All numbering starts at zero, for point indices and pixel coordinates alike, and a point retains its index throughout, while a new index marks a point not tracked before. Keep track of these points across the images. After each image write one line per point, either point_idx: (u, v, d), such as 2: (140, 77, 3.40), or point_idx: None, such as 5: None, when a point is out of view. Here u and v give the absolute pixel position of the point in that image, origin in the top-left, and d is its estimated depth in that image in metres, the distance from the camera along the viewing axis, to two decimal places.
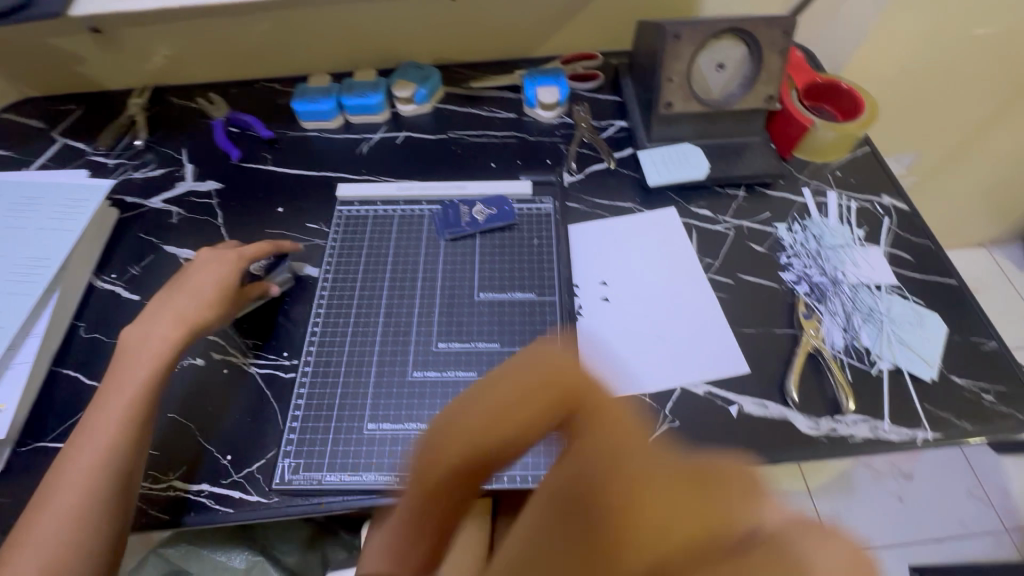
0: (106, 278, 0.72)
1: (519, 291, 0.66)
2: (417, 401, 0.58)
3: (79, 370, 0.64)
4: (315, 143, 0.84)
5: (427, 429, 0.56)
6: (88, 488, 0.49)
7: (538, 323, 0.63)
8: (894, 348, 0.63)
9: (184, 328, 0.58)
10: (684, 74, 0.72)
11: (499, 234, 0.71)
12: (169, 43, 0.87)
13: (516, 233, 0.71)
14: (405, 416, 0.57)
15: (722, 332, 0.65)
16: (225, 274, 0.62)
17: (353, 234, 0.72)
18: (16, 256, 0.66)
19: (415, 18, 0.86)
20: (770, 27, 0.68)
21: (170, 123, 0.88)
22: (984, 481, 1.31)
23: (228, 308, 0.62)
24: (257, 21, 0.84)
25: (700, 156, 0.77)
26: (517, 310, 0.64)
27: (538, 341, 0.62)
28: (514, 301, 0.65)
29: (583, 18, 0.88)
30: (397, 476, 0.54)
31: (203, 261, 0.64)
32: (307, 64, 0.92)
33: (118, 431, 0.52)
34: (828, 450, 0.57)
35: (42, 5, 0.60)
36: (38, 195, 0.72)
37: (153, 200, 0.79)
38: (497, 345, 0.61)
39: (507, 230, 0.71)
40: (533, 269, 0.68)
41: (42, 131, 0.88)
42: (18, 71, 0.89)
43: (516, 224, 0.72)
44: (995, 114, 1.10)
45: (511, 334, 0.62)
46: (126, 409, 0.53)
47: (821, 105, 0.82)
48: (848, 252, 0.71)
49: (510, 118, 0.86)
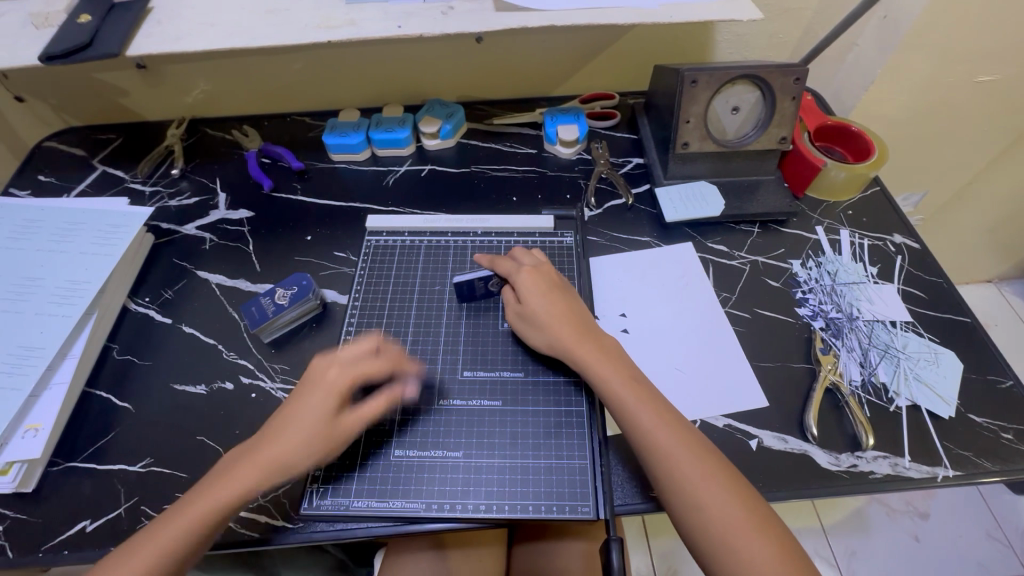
0: (139, 301, 0.74)
1: None
2: (444, 428, 0.59)
3: (111, 392, 0.66)
4: (343, 175, 0.88)
5: (454, 457, 0.57)
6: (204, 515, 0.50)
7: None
8: (911, 385, 0.64)
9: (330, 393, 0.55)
10: (700, 116, 0.75)
11: None
12: (208, 79, 0.91)
13: None
14: (431, 443, 0.58)
15: (740, 366, 0.66)
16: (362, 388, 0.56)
17: (380, 263, 0.74)
18: (58, 280, 0.68)
19: (442, 59, 0.90)
20: (784, 74, 0.71)
21: (205, 153, 0.92)
22: (1003, 523, 1.29)
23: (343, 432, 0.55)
24: (292, 59, 0.89)
25: (716, 194, 0.80)
26: None
27: (562, 371, 0.63)
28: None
29: (602, 60, 0.93)
30: (424, 503, 0.55)
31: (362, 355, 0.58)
32: (337, 99, 0.96)
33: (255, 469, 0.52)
34: (848, 486, 0.58)
35: (101, 47, 0.64)
36: (80, 221, 0.74)
37: (187, 227, 0.82)
38: (520, 374, 0.63)
39: None
40: None
41: (82, 158, 0.92)
42: (64, 103, 0.94)
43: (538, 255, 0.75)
44: (1001, 156, 1.13)
45: (535, 364, 0.64)
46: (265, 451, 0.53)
47: (832, 146, 0.85)
48: (862, 289, 0.72)
49: (531, 154, 0.90)
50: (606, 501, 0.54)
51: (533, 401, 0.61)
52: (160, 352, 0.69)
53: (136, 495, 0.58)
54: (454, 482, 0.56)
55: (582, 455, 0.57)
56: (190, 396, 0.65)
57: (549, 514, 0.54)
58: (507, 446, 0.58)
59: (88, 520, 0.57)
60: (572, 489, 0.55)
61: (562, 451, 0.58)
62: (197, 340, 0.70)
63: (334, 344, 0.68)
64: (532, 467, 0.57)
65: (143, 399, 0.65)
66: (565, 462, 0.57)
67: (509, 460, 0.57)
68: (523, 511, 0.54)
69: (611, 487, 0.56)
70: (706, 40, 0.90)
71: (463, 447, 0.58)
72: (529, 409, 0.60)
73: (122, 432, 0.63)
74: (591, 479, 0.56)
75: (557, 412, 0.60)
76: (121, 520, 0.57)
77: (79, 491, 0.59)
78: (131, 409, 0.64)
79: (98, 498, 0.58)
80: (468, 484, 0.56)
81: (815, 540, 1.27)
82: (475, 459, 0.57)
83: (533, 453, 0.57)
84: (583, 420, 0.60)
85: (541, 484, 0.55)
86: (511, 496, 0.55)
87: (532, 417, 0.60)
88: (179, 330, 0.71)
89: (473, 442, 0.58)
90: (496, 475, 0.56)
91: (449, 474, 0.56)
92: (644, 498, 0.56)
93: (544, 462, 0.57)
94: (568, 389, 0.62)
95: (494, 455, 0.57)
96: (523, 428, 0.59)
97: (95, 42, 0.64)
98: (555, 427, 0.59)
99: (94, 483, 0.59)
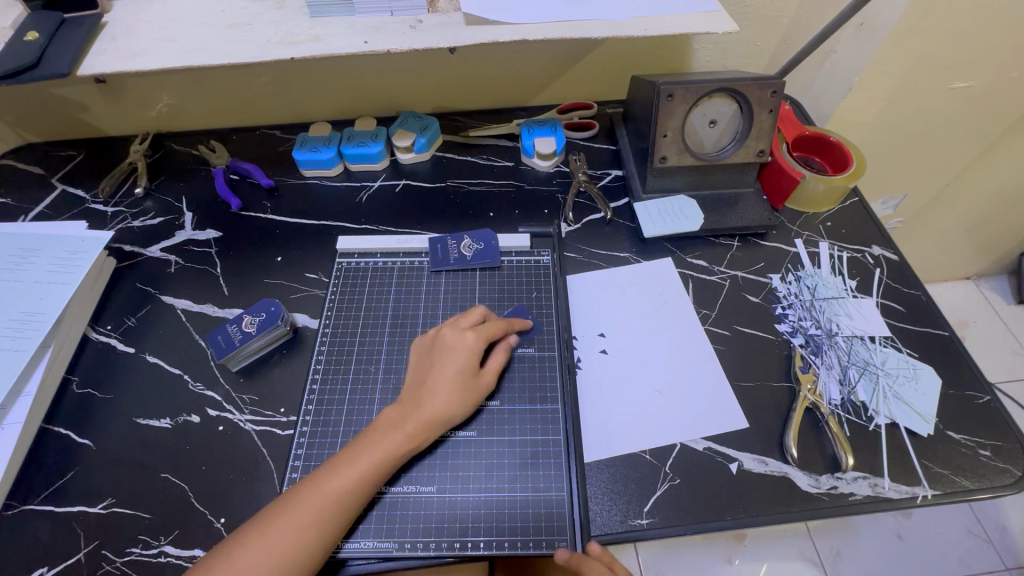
0: (101, 329, 0.71)
1: (519, 345, 0.67)
2: (417, 462, 0.57)
3: (71, 428, 0.63)
4: (315, 191, 0.85)
5: (428, 492, 0.56)
6: (325, 515, 0.50)
7: (537, 381, 0.64)
8: (890, 402, 0.63)
9: (441, 383, 0.57)
10: (677, 130, 0.74)
11: (498, 280, 0.73)
12: (172, 93, 0.88)
13: (515, 282, 0.73)
14: (404, 478, 0.56)
15: (720, 386, 0.65)
16: (467, 357, 0.58)
17: (352, 285, 0.72)
18: (11, 310, 0.65)
19: (415, 71, 0.88)
20: (761, 87, 0.70)
21: (171, 170, 0.88)
22: (983, 519, 1.31)
23: (470, 394, 0.58)
24: (259, 72, 0.86)
25: (694, 207, 0.78)
26: (515, 365, 0.65)
27: (539, 399, 0.62)
28: (512, 357, 0.66)
29: (579, 70, 0.91)
30: (397, 543, 0.53)
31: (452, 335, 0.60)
32: (308, 112, 0.93)
33: (386, 443, 0.54)
34: (828, 508, 0.57)
35: (49, 66, 0.61)
36: (35, 247, 0.71)
37: (151, 248, 0.79)
38: (496, 403, 0.62)
39: (502, 276, 0.73)
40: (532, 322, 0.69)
41: (40, 177, 0.88)
42: (21, 119, 0.90)
43: (515, 274, 0.73)
44: (978, 159, 1.14)
45: (511, 392, 0.63)
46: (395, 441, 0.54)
47: (810, 156, 0.85)
48: (841, 304, 0.72)
49: (507, 167, 0.88)
50: (582, 534, 0.54)
51: (509, 431, 0.60)
52: (123, 384, 0.66)
53: (97, 538, 0.56)
54: (428, 518, 0.55)
55: (560, 486, 0.57)
56: (154, 430, 0.62)
57: (527, 551, 0.53)
58: (482, 479, 0.57)
59: (45, 567, 0.54)
60: (548, 521, 0.55)
61: (539, 483, 0.57)
62: (161, 370, 0.67)
63: (304, 372, 0.66)
64: (508, 501, 0.56)
65: (104, 434, 0.63)
66: (542, 495, 0.56)
67: (484, 494, 0.56)
68: (499, 547, 0.53)
69: (588, 518, 0.56)
70: (683, 49, 0.89)
71: (438, 482, 0.56)
72: (505, 439, 0.59)
73: (81, 471, 0.60)
74: (569, 512, 0.55)
75: (534, 442, 0.59)
76: (80, 566, 0.54)
77: (37, 536, 0.56)
78: (91, 446, 0.62)
79: (56, 543, 0.56)
80: (442, 520, 0.55)
81: (800, 542, 1.27)
82: (450, 494, 0.56)
83: (509, 485, 0.57)
84: (561, 450, 0.59)
85: (517, 518, 0.55)
86: (487, 532, 0.54)
87: (508, 447, 0.59)
88: (143, 359, 0.68)
89: (448, 476, 0.57)
90: (472, 511, 0.55)
91: (422, 509, 0.55)
92: (622, 528, 0.55)
93: (520, 495, 0.56)
94: (545, 417, 0.61)
95: (469, 489, 0.56)
96: (499, 459, 0.58)
97: (42, 61, 0.61)
98: (531, 457, 0.58)
99: (51, 527, 0.57)
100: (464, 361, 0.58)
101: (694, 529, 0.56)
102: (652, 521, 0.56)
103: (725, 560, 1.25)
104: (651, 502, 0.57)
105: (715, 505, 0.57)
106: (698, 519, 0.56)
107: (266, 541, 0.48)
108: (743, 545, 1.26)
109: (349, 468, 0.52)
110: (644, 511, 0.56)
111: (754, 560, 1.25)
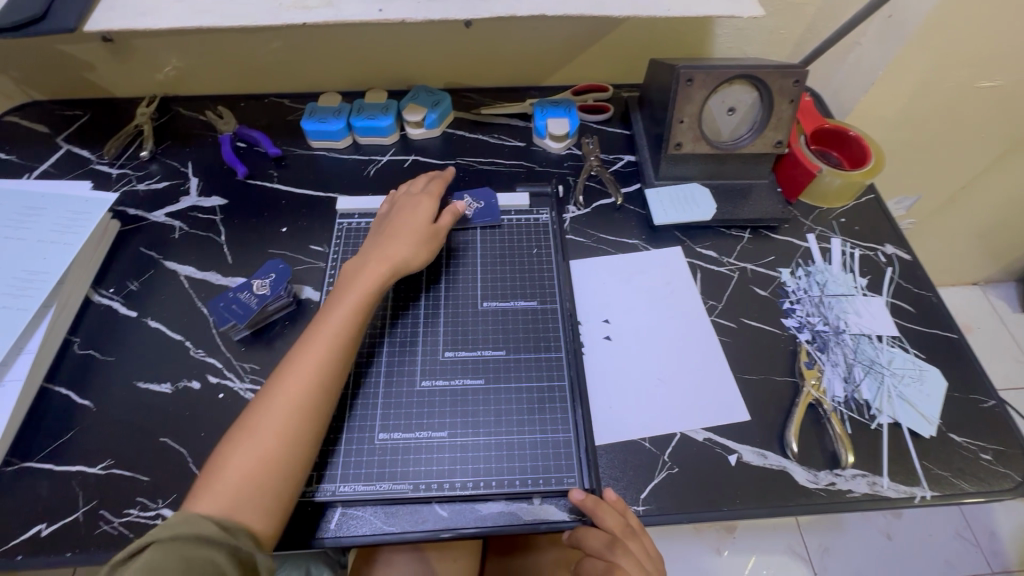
0: (104, 292, 0.71)
1: (521, 299, 0.68)
2: (429, 409, 0.59)
3: (71, 388, 0.63)
4: (322, 163, 0.84)
5: (439, 437, 0.58)
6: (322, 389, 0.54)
7: (541, 332, 0.66)
8: (894, 403, 0.63)
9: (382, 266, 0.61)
10: (695, 116, 0.72)
11: (499, 231, 0.74)
12: (180, 56, 0.86)
13: (516, 241, 0.74)
14: (416, 424, 0.58)
15: (722, 375, 0.65)
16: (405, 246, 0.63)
17: (353, 245, 0.72)
18: (14, 268, 0.65)
19: (428, 44, 0.86)
20: (783, 76, 0.69)
21: (178, 135, 0.87)
22: (972, 523, 1.32)
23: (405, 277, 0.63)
24: (269, 38, 0.84)
25: (707, 197, 0.77)
26: (519, 317, 0.67)
27: (543, 348, 0.64)
28: (517, 310, 0.67)
29: (596, 50, 0.89)
30: (411, 484, 0.55)
31: (395, 228, 0.65)
32: (318, 82, 0.92)
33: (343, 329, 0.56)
34: (825, 504, 0.57)
35: (56, 20, 0.59)
36: (40, 206, 0.71)
37: (156, 213, 0.78)
38: (502, 353, 0.64)
39: (499, 229, 0.75)
40: (533, 278, 0.70)
41: (45, 136, 0.87)
42: (26, 75, 0.89)
43: (516, 233, 0.74)
44: (997, 163, 1.12)
45: (516, 342, 0.65)
46: (341, 323, 0.57)
47: (828, 150, 0.83)
48: (851, 302, 0.71)
49: (519, 147, 0.87)
50: (589, 473, 0.56)
51: (516, 379, 0.62)
52: (124, 346, 0.66)
53: (96, 498, 0.56)
54: (441, 461, 0.56)
55: (566, 429, 0.59)
56: (154, 394, 0.62)
57: (536, 488, 0.55)
58: (492, 424, 0.59)
59: (43, 523, 0.55)
60: (557, 462, 0.57)
61: (546, 426, 0.59)
62: (163, 335, 0.67)
63: None
64: (518, 443, 0.58)
65: (104, 396, 0.63)
66: (550, 436, 0.58)
67: (494, 437, 0.58)
68: (510, 486, 0.55)
69: (597, 462, 0.58)
70: (704, 35, 0.87)
71: (449, 427, 0.58)
72: (512, 386, 0.61)
73: (82, 430, 0.60)
74: (575, 453, 0.58)
75: (539, 390, 0.61)
76: (79, 525, 0.55)
77: (36, 493, 0.57)
78: (91, 407, 0.62)
79: (55, 500, 0.56)
80: (454, 461, 0.56)
81: (789, 535, 1.28)
82: (461, 438, 0.58)
83: (517, 429, 0.59)
84: (566, 398, 0.61)
85: (527, 459, 0.57)
86: (497, 472, 0.56)
87: (516, 394, 0.61)
88: (145, 323, 0.68)
89: (458, 421, 0.59)
90: (482, 453, 0.57)
91: (435, 454, 0.57)
92: None
93: (528, 437, 0.58)
94: (549, 365, 0.63)
95: (479, 432, 0.58)
96: (507, 405, 0.60)
97: (48, 15, 0.60)
98: (537, 403, 0.60)
99: (51, 485, 0.57)
100: (401, 247, 0.63)
101: (692, 518, 0.56)
102: (647, 509, 0.56)
103: (714, 551, 1.26)
104: (648, 490, 0.57)
105: (711, 495, 0.57)
106: (696, 508, 0.56)
107: (280, 402, 0.52)
108: (732, 536, 1.28)
109: (307, 354, 0.55)
110: (641, 498, 0.57)
111: (743, 551, 1.26)
